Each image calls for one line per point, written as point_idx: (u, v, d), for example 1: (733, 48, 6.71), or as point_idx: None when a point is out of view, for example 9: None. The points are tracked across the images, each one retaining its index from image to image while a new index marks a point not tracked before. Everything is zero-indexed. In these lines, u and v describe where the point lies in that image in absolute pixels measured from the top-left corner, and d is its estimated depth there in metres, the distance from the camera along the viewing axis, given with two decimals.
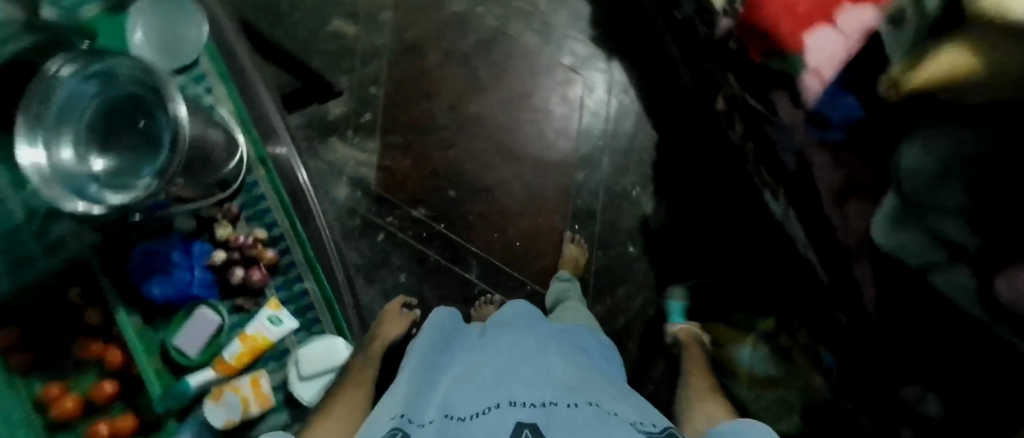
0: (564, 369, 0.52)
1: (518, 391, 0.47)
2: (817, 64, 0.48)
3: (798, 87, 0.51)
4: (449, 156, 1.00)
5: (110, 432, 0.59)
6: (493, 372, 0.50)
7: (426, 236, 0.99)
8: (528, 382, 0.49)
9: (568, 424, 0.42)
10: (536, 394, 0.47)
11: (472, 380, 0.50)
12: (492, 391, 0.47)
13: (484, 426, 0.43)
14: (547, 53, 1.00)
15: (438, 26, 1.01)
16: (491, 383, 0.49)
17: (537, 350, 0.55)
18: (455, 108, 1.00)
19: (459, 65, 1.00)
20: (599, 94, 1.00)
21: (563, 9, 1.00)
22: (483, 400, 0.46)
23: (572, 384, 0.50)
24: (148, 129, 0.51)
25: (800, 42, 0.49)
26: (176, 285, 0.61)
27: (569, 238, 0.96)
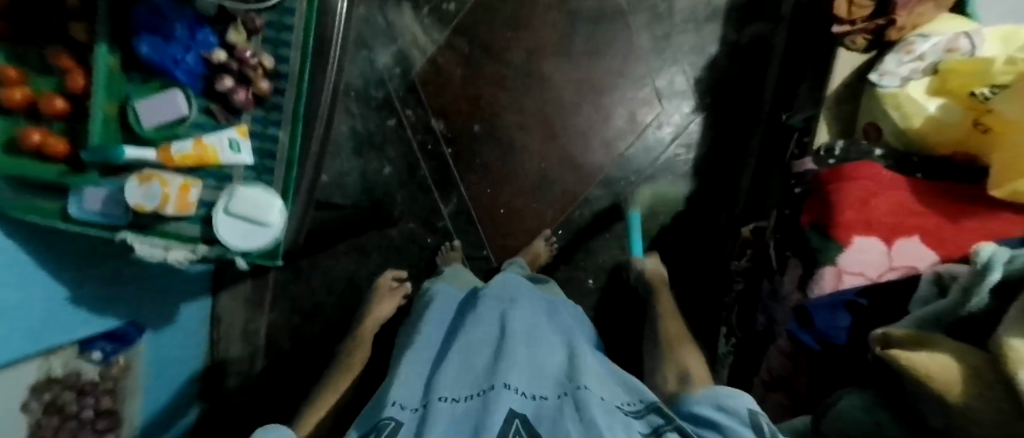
0: (551, 357, 0.56)
1: (512, 373, 0.50)
2: (846, 266, 0.45)
3: (813, 270, 0.47)
4: (497, 92, 0.95)
5: (37, 144, 0.51)
6: (487, 360, 0.54)
7: (430, 149, 0.97)
8: (517, 363, 0.52)
9: (557, 412, 0.47)
10: (525, 382, 0.51)
11: (467, 367, 0.53)
12: (486, 377, 0.51)
13: (479, 408, 0.46)
14: (647, 63, 0.91)
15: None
16: (483, 372, 0.52)
17: (525, 329, 0.58)
18: (532, 56, 0.93)
19: (563, 19, 0.92)
20: (663, 134, 0.93)
21: (692, 34, 0.90)
22: (475, 389, 0.50)
23: (557, 374, 0.54)
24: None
25: (850, 237, 0.46)
26: (164, 58, 0.50)
27: (545, 236, 0.93)
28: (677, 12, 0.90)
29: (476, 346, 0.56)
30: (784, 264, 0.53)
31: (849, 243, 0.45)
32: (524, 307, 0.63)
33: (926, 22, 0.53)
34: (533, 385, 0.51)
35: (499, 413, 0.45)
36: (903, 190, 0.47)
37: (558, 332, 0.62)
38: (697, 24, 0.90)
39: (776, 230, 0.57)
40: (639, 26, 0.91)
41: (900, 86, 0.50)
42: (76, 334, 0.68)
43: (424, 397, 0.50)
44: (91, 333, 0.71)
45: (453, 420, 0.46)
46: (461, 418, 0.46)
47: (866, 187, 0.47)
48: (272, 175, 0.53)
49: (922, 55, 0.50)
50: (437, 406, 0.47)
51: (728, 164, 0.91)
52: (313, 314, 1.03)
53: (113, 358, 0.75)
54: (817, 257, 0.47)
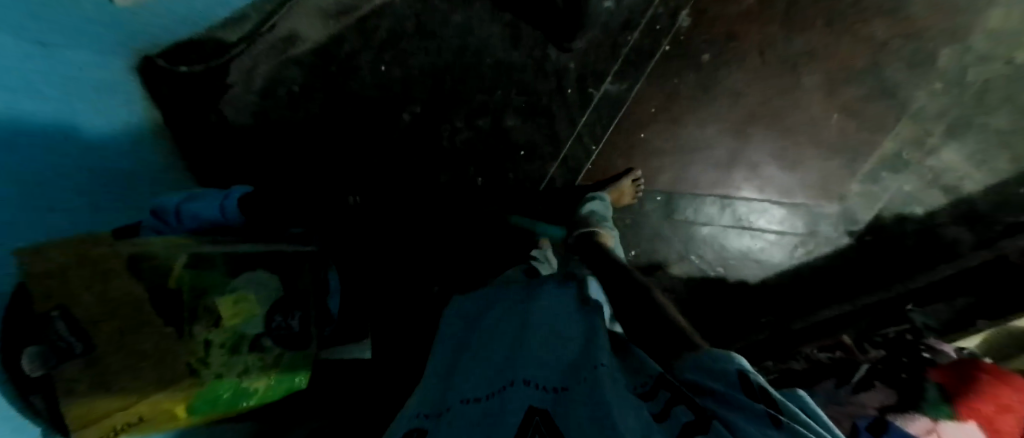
0: (572, 332, 0.45)
1: (523, 368, 0.41)
2: (942, 428, 0.45)
3: (907, 409, 0.48)
4: (751, 52, 0.86)
5: None
6: (506, 352, 0.45)
7: (654, 30, 0.88)
8: (530, 353, 0.43)
9: (574, 405, 0.35)
10: (544, 371, 0.40)
11: (485, 361, 0.45)
12: (505, 370, 0.42)
13: (491, 413, 0.37)
14: (866, 168, 0.85)
15: (926, 29, 0.79)
16: (498, 369, 0.43)
17: (546, 312, 0.48)
18: (809, 56, 0.84)
19: (864, 61, 0.82)
20: (807, 224, 0.89)
21: (922, 186, 0.84)
22: (493, 383, 0.41)
23: (577, 350, 0.42)
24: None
25: (965, 416, 0.46)
26: None
27: (635, 177, 0.91)
28: (934, 158, 0.83)
29: (497, 342, 0.47)
30: (868, 381, 0.53)
31: (961, 420, 0.46)
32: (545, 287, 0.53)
33: None
34: (554, 373, 0.40)
35: (514, 407, 0.36)
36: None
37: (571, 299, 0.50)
38: (932, 182, 0.84)
39: (879, 361, 0.56)
40: (898, 134, 0.83)
41: None
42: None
43: (447, 397, 0.42)
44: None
45: (465, 418, 0.37)
46: (479, 414, 0.37)
47: (1006, 399, 0.47)
48: None
49: None
50: (456, 409, 0.39)
51: (818, 289, 0.90)
52: (427, 35, 0.91)
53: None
54: (923, 406, 0.47)
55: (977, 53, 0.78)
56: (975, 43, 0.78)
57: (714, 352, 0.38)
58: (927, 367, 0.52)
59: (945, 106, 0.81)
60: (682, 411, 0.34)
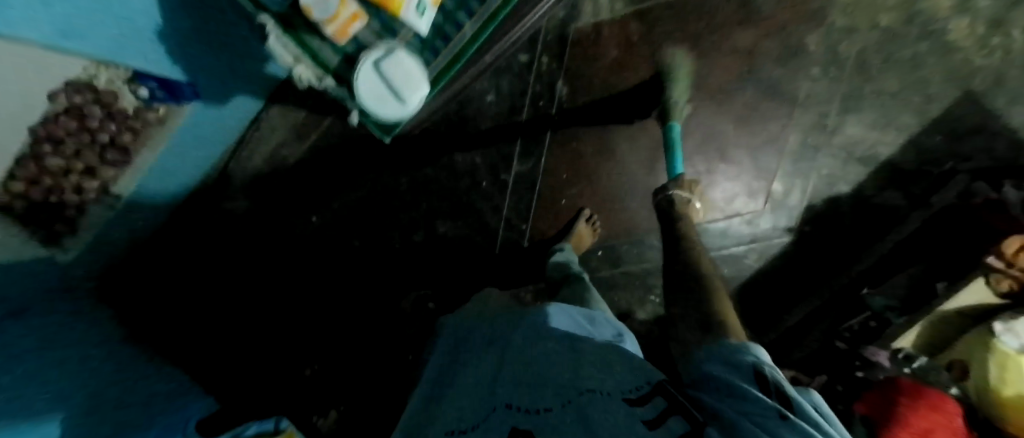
0: (554, 346, 0.42)
1: (512, 388, 0.39)
2: None
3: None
4: (632, 96, 0.89)
5: None
6: (494, 366, 0.44)
7: (539, 106, 0.92)
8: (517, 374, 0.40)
9: (553, 426, 0.33)
10: (526, 394, 0.38)
11: (473, 384, 0.43)
12: (490, 396, 0.40)
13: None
14: (782, 162, 0.86)
15: (782, 26, 0.82)
16: (486, 384, 0.42)
17: (530, 331, 0.45)
18: (687, 82, 0.87)
19: (739, 71, 0.85)
20: (747, 231, 0.89)
21: (840, 163, 0.84)
22: (480, 408, 0.39)
23: (557, 362, 0.40)
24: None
25: None
26: None
27: (587, 216, 0.92)
28: (840, 135, 0.83)
29: (483, 362, 0.45)
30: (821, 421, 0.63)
31: None
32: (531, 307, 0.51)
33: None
34: (535, 391, 0.38)
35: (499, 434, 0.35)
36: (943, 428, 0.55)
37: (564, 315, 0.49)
38: (848, 157, 0.84)
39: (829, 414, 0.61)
40: (798, 123, 0.84)
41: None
42: (134, 63, 0.59)
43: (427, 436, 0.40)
44: (151, 73, 0.63)
45: None
46: None
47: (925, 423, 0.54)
48: (434, 57, 0.50)
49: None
50: None
51: (783, 290, 0.89)
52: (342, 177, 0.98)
53: (156, 103, 0.70)
54: None
55: (840, 30, 0.80)
56: (835, 22, 0.80)
57: (738, 346, 0.38)
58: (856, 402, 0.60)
59: (830, 86, 0.82)
60: (678, 420, 0.32)
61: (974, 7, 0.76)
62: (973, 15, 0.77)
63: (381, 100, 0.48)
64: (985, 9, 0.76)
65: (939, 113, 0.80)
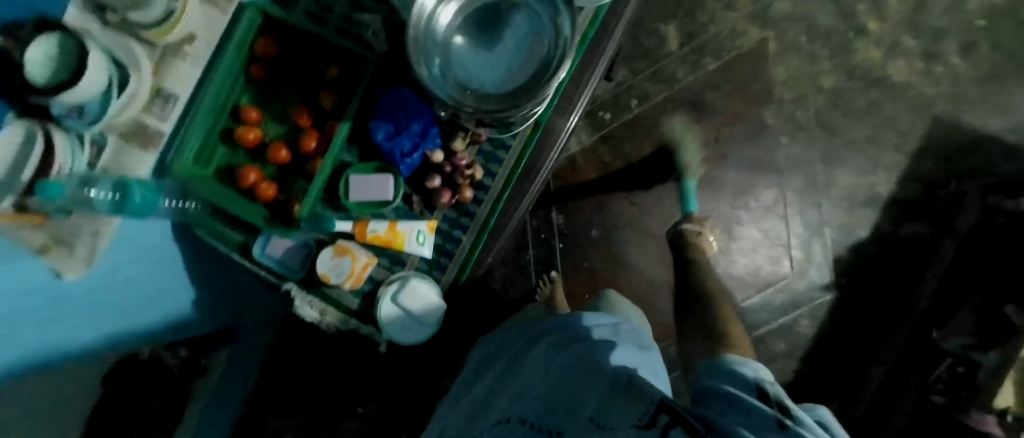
0: (568, 362, 0.39)
1: (524, 398, 0.38)
2: None
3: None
4: (624, 208, 0.93)
5: (282, 158, 0.52)
6: (510, 383, 0.42)
7: (542, 238, 0.93)
8: (529, 385, 0.39)
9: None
10: (534, 404, 0.37)
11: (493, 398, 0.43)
12: (500, 408, 0.40)
13: None
14: (790, 224, 0.89)
15: (737, 113, 0.90)
16: (498, 402, 0.41)
17: (549, 350, 0.43)
18: (671, 183, 0.92)
19: (715, 159, 0.91)
20: (787, 299, 0.88)
21: (844, 209, 0.87)
22: (493, 419, 0.39)
23: (574, 379, 0.37)
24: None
25: None
26: (392, 149, 0.50)
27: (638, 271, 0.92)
28: (835, 187, 0.88)
29: (504, 380, 0.44)
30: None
31: None
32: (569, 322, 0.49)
33: None
34: (546, 406, 0.36)
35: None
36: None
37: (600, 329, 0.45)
38: (854, 205, 0.87)
39: None
40: (792, 188, 0.89)
41: None
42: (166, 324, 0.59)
43: None
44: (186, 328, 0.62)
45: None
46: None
47: None
48: (442, 274, 0.53)
49: None
50: None
51: (851, 351, 0.85)
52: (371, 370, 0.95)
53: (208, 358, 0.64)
54: None
55: (790, 101, 0.88)
56: (782, 95, 0.89)
57: (747, 368, 0.37)
58: None
59: (804, 149, 0.89)
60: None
61: (904, 48, 0.85)
62: (906, 55, 0.85)
63: (405, 329, 0.51)
64: (914, 48, 0.85)
65: (917, 142, 0.85)
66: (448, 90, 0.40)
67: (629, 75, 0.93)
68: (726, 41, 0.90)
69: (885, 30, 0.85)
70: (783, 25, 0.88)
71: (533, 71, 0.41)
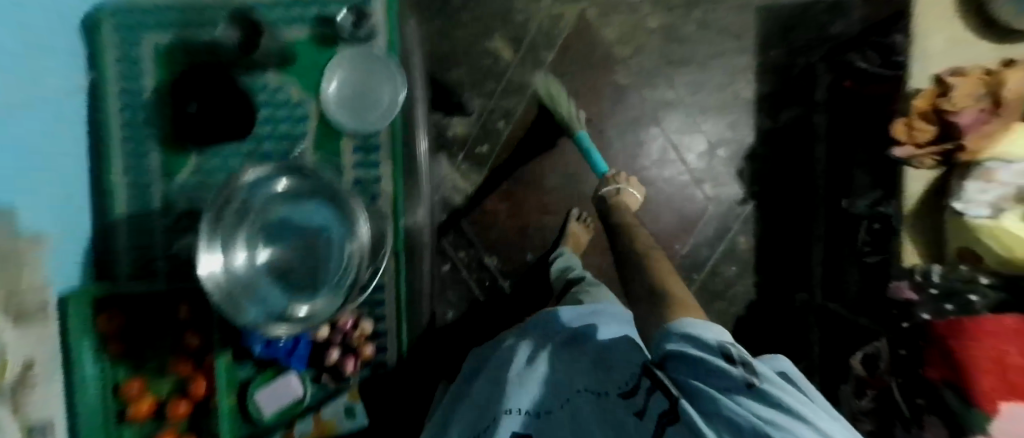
0: (562, 356, 0.46)
1: (515, 392, 0.42)
2: None
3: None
4: (544, 221, 0.96)
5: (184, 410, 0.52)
6: (494, 383, 0.47)
7: (488, 285, 0.96)
8: (523, 382, 0.43)
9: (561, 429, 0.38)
10: (534, 399, 0.42)
11: (476, 401, 0.47)
12: (490, 409, 0.43)
13: None
14: (688, 160, 0.92)
15: (594, 90, 0.92)
16: (491, 399, 0.45)
17: (536, 348, 0.48)
18: (571, 178, 0.94)
19: (597, 138, 0.93)
20: (717, 223, 0.91)
21: (725, 123, 0.90)
22: (484, 420, 0.43)
23: (568, 372, 0.43)
24: (299, 168, 0.43)
25: (995, 405, 0.44)
26: (276, 353, 0.49)
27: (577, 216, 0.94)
28: (708, 109, 0.91)
29: (490, 376, 0.49)
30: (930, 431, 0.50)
31: (998, 414, 0.44)
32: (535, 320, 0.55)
33: (1001, 138, 0.51)
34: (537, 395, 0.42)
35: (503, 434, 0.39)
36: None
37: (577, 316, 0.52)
38: (730, 117, 0.90)
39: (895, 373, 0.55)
40: (674, 130, 0.92)
41: (993, 217, 0.50)
42: None
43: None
44: None
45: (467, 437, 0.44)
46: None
47: (996, 346, 0.46)
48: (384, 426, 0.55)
49: (1004, 184, 0.50)
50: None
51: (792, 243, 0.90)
52: None
53: None
54: (964, 426, 0.46)
55: (631, 56, 0.91)
56: (624, 54, 0.91)
57: (698, 322, 0.34)
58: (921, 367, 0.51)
59: (666, 90, 0.91)
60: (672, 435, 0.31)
61: None
62: None
63: None
64: None
65: (753, 36, 0.88)
66: (300, 309, 0.42)
67: (486, 105, 0.95)
68: (549, 31, 0.93)
69: None
70: None
71: (341, 247, 0.44)
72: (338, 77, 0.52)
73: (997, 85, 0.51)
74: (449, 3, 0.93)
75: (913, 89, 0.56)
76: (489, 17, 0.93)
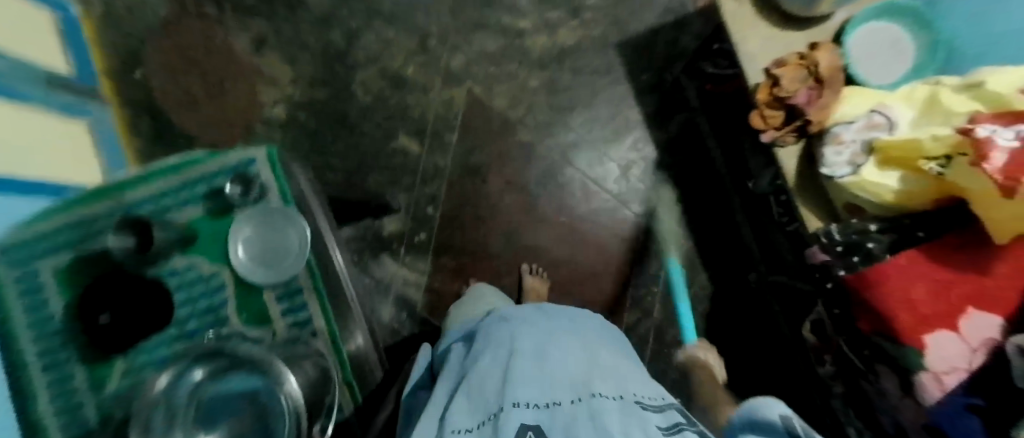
0: (566, 357, 0.44)
1: (520, 382, 0.38)
2: (936, 368, 0.47)
3: (911, 378, 0.49)
4: (500, 286, 0.97)
5: None
6: (494, 374, 0.41)
7: None
8: (529, 376, 0.39)
9: (572, 420, 0.33)
10: (538, 392, 0.37)
11: (475, 393, 0.40)
12: (490, 400, 0.38)
13: None
14: (608, 188, 0.98)
15: (502, 153, 0.99)
16: (486, 391, 0.39)
17: (537, 346, 0.45)
18: (511, 238, 0.98)
19: (520, 194, 0.98)
20: (654, 235, 0.96)
21: (627, 145, 0.97)
22: (485, 414, 0.37)
23: (581, 371, 0.41)
24: (218, 349, 0.45)
25: (919, 338, 0.47)
26: None
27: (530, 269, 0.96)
28: (608, 138, 0.98)
29: (488, 368, 0.43)
30: (884, 381, 0.52)
31: (925, 344, 0.47)
32: (529, 320, 0.51)
33: (833, 106, 0.59)
34: (541, 389, 0.38)
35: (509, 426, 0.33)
36: (921, 253, 0.49)
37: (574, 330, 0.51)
38: (630, 139, 0.97)
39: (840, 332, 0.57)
40: (586, 166, 0.98)
41: (854, 172, 0.56)
42: None
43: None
44: None
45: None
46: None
47: (902, 280, 0.48)
48: None
49: (853, 141, 0.56)
50: None
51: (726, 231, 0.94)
52: None
53: None
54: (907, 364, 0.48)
55: (525, 114, 0.98)
56: (517, 114, 0.98)
57: (769, 402, 0.31)
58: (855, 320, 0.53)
59: (566, 134, 0.98)
60: None
61: (556, 21, 0.98)
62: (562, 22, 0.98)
63: None
64: (560, 14, 0.98)
65: (622, 66, 0.97)
66: None
67: (411, 196, 0.99)
68: (445, 115, 0.99)
69: (532, 20, 0.98)
70: (470, 73, 0.98)
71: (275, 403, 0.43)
72: (242, 239, 0.54)
73: (812, 66, 0.59)
74: (347, 119, 0.98)
75: (755, 84, 0.64)
76: (388, 119, 0.99)
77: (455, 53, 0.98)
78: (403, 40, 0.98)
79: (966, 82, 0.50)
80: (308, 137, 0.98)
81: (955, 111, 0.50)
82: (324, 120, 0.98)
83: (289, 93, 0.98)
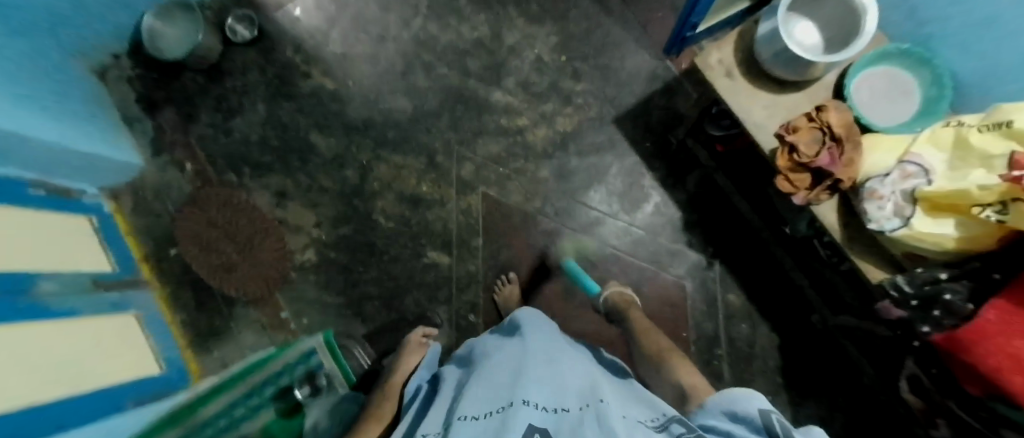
0: (572, 373, 0.49)
1: (530, 388, 0.42)
2: None
3: None
4: None
5: None
6: (506, 379, 0.46)
7: None
8: (538, 380, 0.44)
9: (577, 424, 0.37)
10: (546, 398, 0.42)
11: (485, 388, 0.45)
12: (501, 397, 0.42)
13: (498, 424, 0.37)
14: (642, 257, 0.97)
15: (530, 246, 0.99)
16: (497, 391, 0.44)
17: (546, 358, 0.50)
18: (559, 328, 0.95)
19: (557, 282, 0.98)
20: (700, 295, 0.94)
21: (649, 212, 0.98)
22: (496, 405, 0.41)
23: (584, 388, 0.45)
24: None
25: None
26: None
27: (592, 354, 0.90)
28: (629, 209, 0.98)
29: (499, 374, 0.48)
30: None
31: None
32: (537, 338, 0.57)
33: (858, 158, 0.59)
34: (547, 397, 0.42)
35: (522, 422, 0.36)
36: (1010, 301, 0.47)
37: (576, 354, 0.57)
38: (651, 205, 0.98)
39: (949, 396, 0.53)
40: (616, 241, 0.98)
41: (906, 225, 0.55)
42: None
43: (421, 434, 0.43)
44: None
45: (472, 426, 0.39)
46: (484, 426, 0.38)
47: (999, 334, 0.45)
48: None
49: (890, 193, 0.56)
50: (457, 425, 0.39)
51: (771, 276, 0.93)
52: None
53: None
54: None
55: (543, 204, 1.00)
56: (536, 206, 1.00)
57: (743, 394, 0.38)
58: (963, 382, 0.50)
59: (587, 213, 0.99)
60: None
61: (551, 111, 1.01)
62: (556, 111, 1.01)
63: None
64: (554, 105, 1.02)
65: (625, 139, 1.00)
66: None
67: (451, 308, 0.99)
68: (467, 222, 1.01)
69: (529, 116, 1.02)
70: (482, 178, 1.01)
71: None
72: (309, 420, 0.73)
73: (824, 126, 0.60)
74: (375, 247, 1.00)
75: (769, 150, 0.64)
76: (413, 237, 1.00)
77: (463, 163, 1.02)
78: (412, 162, 1.02)
79: (992, 120, 0.48)
80: (341, 273, 1.00)
81: (994, 154, 0.48)
82: (353, 253, 1.00)
83: (316, 236, 1.01)
